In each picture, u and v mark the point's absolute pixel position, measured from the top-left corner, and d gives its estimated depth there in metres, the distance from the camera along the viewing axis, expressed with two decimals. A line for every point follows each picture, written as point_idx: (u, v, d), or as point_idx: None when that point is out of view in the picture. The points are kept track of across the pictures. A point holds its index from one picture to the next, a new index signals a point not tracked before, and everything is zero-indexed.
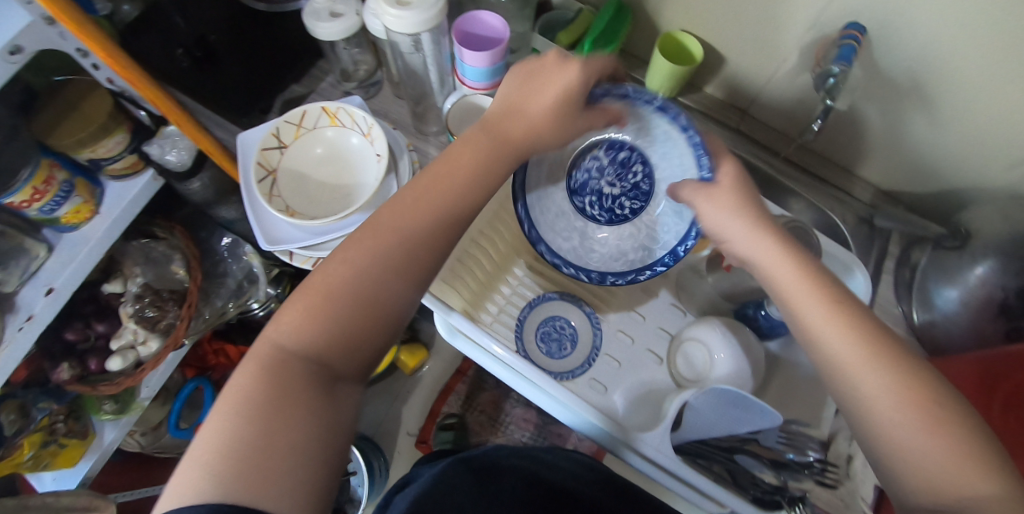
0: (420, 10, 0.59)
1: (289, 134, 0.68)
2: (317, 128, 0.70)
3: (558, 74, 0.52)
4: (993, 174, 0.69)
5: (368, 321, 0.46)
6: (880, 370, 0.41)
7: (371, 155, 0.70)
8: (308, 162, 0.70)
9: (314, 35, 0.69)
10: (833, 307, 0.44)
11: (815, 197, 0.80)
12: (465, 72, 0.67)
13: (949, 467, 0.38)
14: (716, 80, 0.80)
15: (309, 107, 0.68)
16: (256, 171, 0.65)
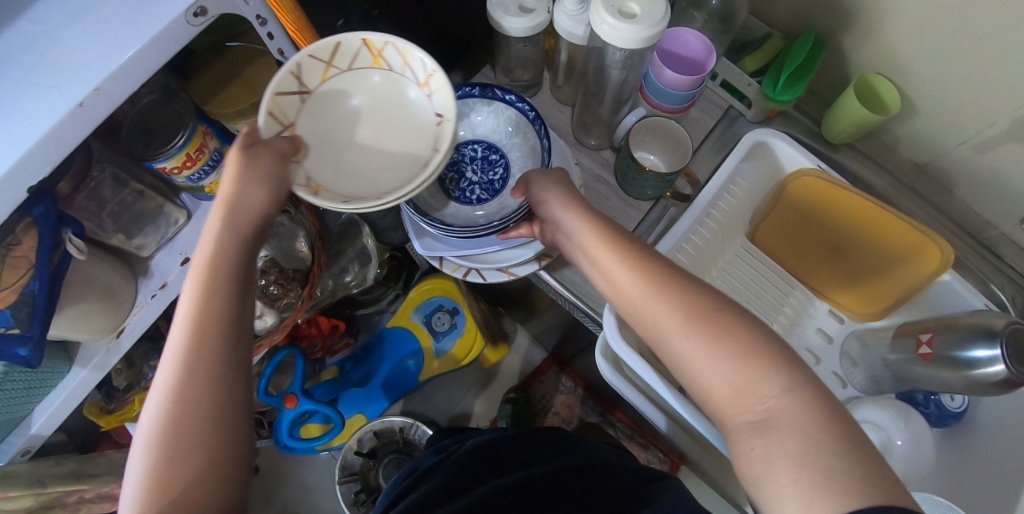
0: (650, 20, 0.54)
1: (314, 73, 0.49)
2: (353, 67, 0.50)
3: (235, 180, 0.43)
4: None
5: (219, 442, 0.39)
6: (650, 303, 0.42)
7: (423, 121, 0.52)
8: (340, 109, 0.52)
9: (498, 28, 0.63)
10: (622, 250, 0.45)
11: (989, 274, 0.73)
12: (658, 91, 0.63)
13: (734, 380, 0.38)
14: (901, 131, 0.74)
15: (343, 38, 0.48)
16: (266, 123, 0.46)
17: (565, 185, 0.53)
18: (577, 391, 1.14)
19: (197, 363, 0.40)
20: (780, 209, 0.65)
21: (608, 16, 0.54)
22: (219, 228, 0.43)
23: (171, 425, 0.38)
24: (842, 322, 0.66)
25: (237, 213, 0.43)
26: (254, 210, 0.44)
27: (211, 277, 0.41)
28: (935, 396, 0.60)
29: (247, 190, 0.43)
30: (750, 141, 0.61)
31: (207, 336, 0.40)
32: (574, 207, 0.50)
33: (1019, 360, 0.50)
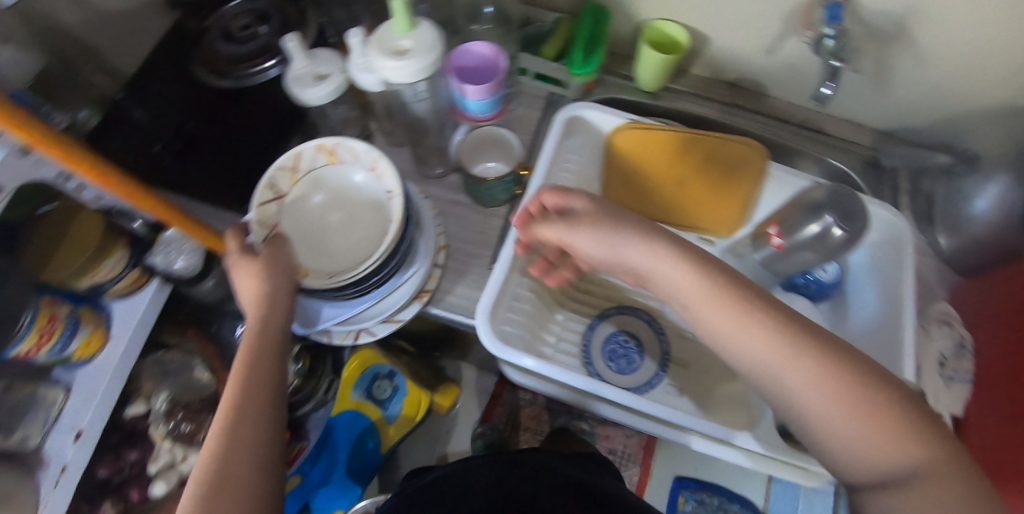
0: (426, 52, 0.57)
1: (285, 181, 0.61)
2: (315, 169, 0.62)
3: (262, 269, 0.54)
4: (986, 94, 0.72)
5: (255, 490, 0.47)
6: (743, 338, 0.42)
7: (377, 195, 0.62)
8: (312, 205, 0.63)
9: (302, 103, 0.66)
10: (732, 294, 0.44)
11: (823, 152, 0.82)
12: (466, 106, 0.65)
13: (859, 435, 0.38)
14: (704, 60, 0.81)
15: (302, 149, 0.61)
16: (255, 232, 0.58)
17: (611, 213, 0.49)
18: (537, 399, 1.16)
19: (240, 413, 0.49)
20: (616, 167, 0.66)
21: (388, 58, 0.56)
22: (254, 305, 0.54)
23: (216, 464, 0.47)
24: (714, 245, 0.69)
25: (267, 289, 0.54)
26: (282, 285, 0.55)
27: (257, 345, 0.53)
28: (812, 275, 0.65)
29: (272, 274, 0.54)
30: (563, 118, 0.63)
31: (248, 400, 0.50)
32: (600, 242, 0.49)
33: (846, 219, 0.55)
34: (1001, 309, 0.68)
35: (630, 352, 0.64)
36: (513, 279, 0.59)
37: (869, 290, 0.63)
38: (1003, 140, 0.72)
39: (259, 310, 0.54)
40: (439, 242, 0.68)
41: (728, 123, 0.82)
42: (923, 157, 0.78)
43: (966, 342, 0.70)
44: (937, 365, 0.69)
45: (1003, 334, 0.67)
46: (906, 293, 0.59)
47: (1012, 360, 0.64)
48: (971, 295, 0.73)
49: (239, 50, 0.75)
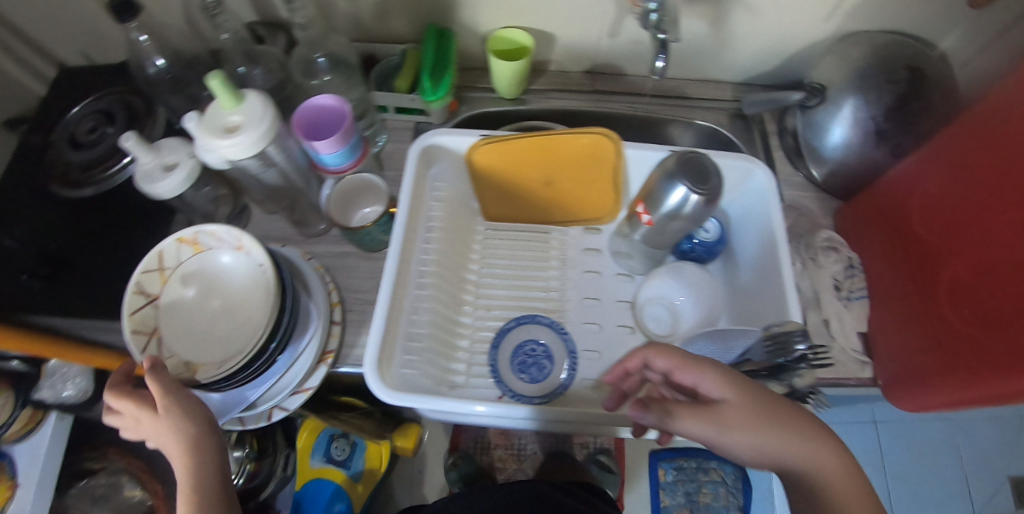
0: (259, 121, 0.56)
1: (155, 282, 0.60)
2: (183, 262, 0.61)
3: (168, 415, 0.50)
4: (817, 25, 0.77)
5: None
6: (823, 461, 0.46)
7: (251, 271, 0.61)
8: (191, 298, 0.62)
9: (157, 198, 0.64)
10: (796, 425, 0.46)
11: (690, 115, 0.85)
12: (324, 161, 0.65)
13: None
14: (556, 55, 0.82)
15: (162, 247, 0.60)
16: (132, 340, 0.57)
17: (762, 412, 0.46)
18: None
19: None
20: (486, 182, 0.67)
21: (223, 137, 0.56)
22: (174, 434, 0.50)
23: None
24: (601, 232, 0.71)
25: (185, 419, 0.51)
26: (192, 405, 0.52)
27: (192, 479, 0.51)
28: (695, 238, 0.67)
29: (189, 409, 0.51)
30: (417, 150, 0.62)
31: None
32: (722, 380, 0.47)
33: (699, 182, 0.55)
34: (879, 224, 0.71)
35: (539, 359, 0.64)
36: (403, 320, 0.58)
37: (748, 238, 0.66)
38: (841, 66, 0.76)
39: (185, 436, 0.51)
40: (333, 300, 0.68)
41: (602, 109, 0.84)
42: (780, 99, 0.80)
43: (856, 261, 0.74)
44: (833, 290, 0.72)
45: (885, 246, 0.70)
46: (779, 234, 0.61)
47: (899, 268, 0.68)
48: (849, 214, 0.76)
49: (91, 155, 0.72)
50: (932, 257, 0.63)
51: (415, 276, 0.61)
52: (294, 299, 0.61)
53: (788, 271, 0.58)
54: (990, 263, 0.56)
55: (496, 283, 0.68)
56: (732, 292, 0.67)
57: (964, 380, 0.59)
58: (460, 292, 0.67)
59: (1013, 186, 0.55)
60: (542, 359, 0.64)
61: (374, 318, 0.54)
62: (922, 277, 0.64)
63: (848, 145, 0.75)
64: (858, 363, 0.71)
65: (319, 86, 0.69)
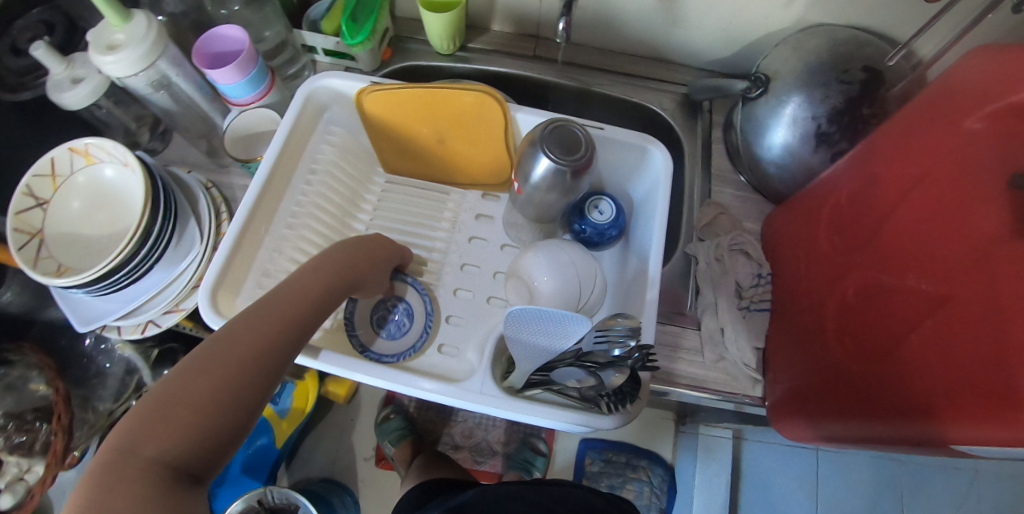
0: (148, 38, 0.57)
1: (45, 187, 0.62)
2: (76, 171, 0.63)
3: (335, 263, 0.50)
4: (777, 13, 0.71)
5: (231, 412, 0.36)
6: None
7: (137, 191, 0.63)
8: (83, 207, 0.64)
9: (64, 107, 0.66)
10: None
11: (633, 95, 0.80)
12: (226, 92, 0.66)
13: None
14: (497, 15, 0.79)
15: (53, 154, 0.62)
16: (12, 238, 0.59)
17: None
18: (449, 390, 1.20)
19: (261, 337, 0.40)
20: (378, 131, 0.65)
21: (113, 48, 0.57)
22: (315, 266, 0.49)
23: (242, 369, 0.38)
24: (499, 200, 0.69)
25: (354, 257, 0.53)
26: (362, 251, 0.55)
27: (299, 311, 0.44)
28: (586, 219, 0.63)
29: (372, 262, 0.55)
30: (306, 91, 0.61)
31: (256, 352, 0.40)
32: None
33: (564, 153, 0.52)
34: (793, 234, 0.66)
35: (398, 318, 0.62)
36: (258, 255, 0.58)
37: (640, 226, 0.63)
38: (792, 58, 0.70)
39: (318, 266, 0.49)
40: (221, 229, 0.69)
41: (563, 79, 0.81)
42: (725, 87, 0.75)
43: (765, 272, 0.69)
44: (734, 297, 0.68)
45: (792, 256, 0.65)
46: (657, 227, 0.58)
47: (802, 281, 0.63)
48: (774, 218, 0.71)
49: (23, 60, 0.74)
50: (831, 274, 0.58)
51: (285, 214, 0.61)
52: (173, 225, 0.62)
53: (654, 265, 0.56)
54: (885, 286, 0.51)
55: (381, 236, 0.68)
56: (619, 280, 0.64)
57: (844, 411, 0.55)
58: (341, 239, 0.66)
59: (918, 203, 0.49)
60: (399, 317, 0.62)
61: (217, 248, 0.54)
62: (821, 294, 0.59)
63: (785, 144, 0.70)
64: (750, 378, 0.67)
65: (233, 17, 0.69)
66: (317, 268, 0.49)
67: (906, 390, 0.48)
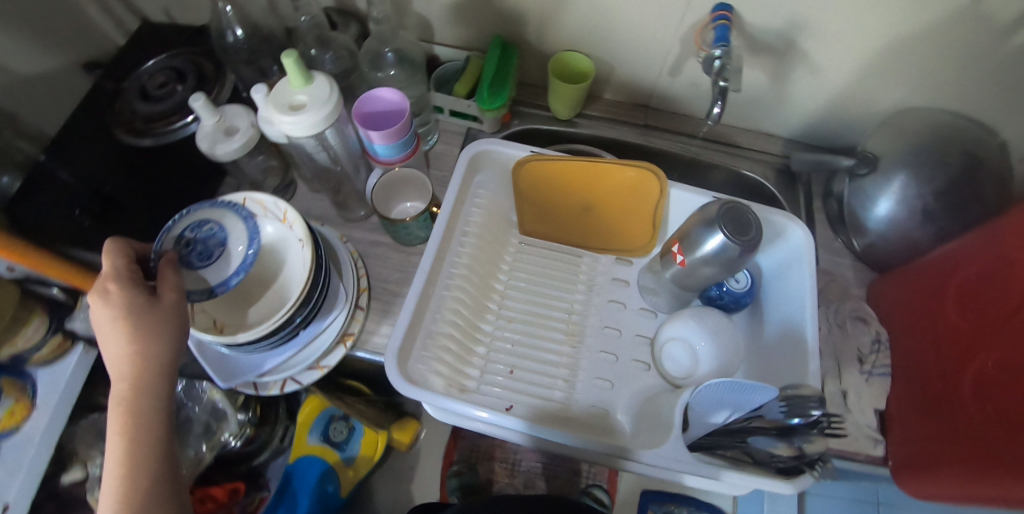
0: (314, 111, 0.60)
1: None
2: None
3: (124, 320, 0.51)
4: (878, 98, 0.78)
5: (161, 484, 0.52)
6: None
7: (291, 246, 0.63)
8: None
9: (214, 157, 0.67)
10: None
11: (734, 164, 0.86)
12: (375, 150, 0.68)
13: None
14: (613, 86, 0.85)
15: (211, 205, 0.63)
16: None
17: None
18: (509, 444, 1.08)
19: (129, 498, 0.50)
20: (528, 197, 0.68)
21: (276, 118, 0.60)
22: (130, 378, 0.52)
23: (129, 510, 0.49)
24: (632, 264, 0.71)
25: (145, 348, 0.52)
26: (126, 323, 0.51)
27: (141, 382, 0.52)
28: (725, 287, 0.67)
29: (144, 338, 0.51)
30: (468, 156, 0.65)
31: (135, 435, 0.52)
32: None
33: (738, 232, 0.57)
34: (912, 305, 0.71)
35: (209, 244, 0.59)
36: (424, 314, 0.60)
37: (778, 295, 0.67)
38: (896, 140, 0.76)
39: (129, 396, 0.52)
40: (361, 285, 0.69)
41: (672, 147, 0.86)
42: (830, 162, 0.80)
43: (883, 337, 0.73)
44: (856, 362, 0.72)
45: (912, 325, 0.70)
46: (809, 298, 0.62)
47: (929, 350, 0.67)
48: (883, 288, 0.76)
49: (157, 108, 0.75)
50: (970, 349, 0.61)
51: (445, 276, 0.63)
52: (327, 281, 0.64)
53: (813, 336, 0.59)
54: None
55: (523, 297, 0.69)
56: (753, 346, 0.67)
57: (977, 476, 0.57)
58: (485, 298, 0.68)
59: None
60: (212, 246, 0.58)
61: (401, 314, 0.57)
62: (953, 363, 0.63)
63: (893, 218, 0.75)
64: (871, 440, 0.70)
65: (385, 78, 0.74)
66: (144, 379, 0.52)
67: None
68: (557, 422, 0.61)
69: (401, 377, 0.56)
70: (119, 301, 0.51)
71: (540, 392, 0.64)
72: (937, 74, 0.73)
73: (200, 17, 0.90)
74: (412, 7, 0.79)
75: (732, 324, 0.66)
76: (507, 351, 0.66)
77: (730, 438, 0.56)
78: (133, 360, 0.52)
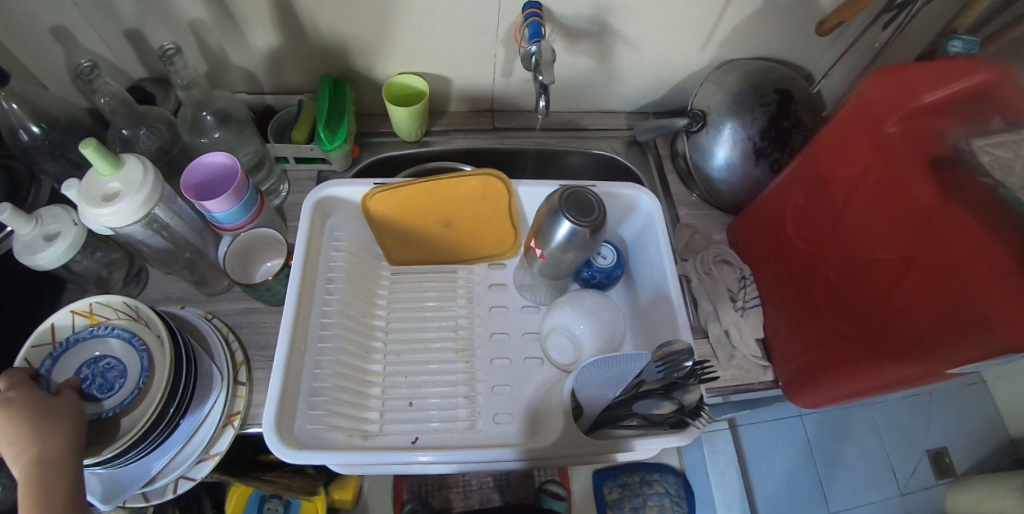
0: (131, 197, 0.56)
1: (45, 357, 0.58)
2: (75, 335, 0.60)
3: (12, 427, 0.49)
4: (694, 58, 0.85)
5: None
6: None
7: None
8: None
9: (37, 267, 0.62)
10: None
11: (588, 146, 0.90)
12: (214, 220, 0.65)
13: None
14: (454, 98, 0.86)
15: (54, 319, 0.59)
16: None
17: None
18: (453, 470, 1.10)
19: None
20: (385, 228, 0.68)
21: (82, 213, 0.56)
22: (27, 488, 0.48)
23: None
24: (505, 266, 0.73)
25: (36, 439, 0.48)
26: (19, 425, 0.49)
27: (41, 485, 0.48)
28: (592, 265, 0.70)
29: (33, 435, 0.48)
30: (312, 203, 0.63)
31: None
32: None
33: (581, 215, 0.59)
34: (763, 238, 0.77)
35: (111, 376, 0.56)
36: (303, 373, 0.58)
37: (642, 261, 0.70)
38: (717, 92, 0.82)
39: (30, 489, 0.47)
40: (237, 360, 0.67)
41: (525, 143, 0.88)
42: (667, 125, 0.85)
43: (747, 273, 0.79)
44: (728, 301, 0.77)
45: (767, 255, 0.76)
46: (665, 257, 0.66)
47: (784, 274, 0.73)
48: (738, 228, 0.82)
49: None
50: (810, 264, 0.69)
51: (317, 329, 0.61)
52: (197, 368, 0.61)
53: (676, 294, 0.63)
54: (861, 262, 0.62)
55: (407, 326, 0.68)
56: (633, 314, 0.70)
57: (856, 373, 0.62)
58: (368, 339, 0.66)
59: None
60: (118, 378, 0.56)
61: (271, 379, 0.54)
62: (806, 280, 0.70)
63: (730, 163, 0.81)
64: (759, 368, 0.76)
65: (210, 143, 0.70)
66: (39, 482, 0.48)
67: (903, 337, 0.57)
68: (464, 441, 0.61)
69: (288, 446, 0.53)
70: (28, 399, 0.50)
71: (444, 416, 0.64)
72: (734, 27, 0.80)
73: None
74: (228, 62, 0.76)
75: (609, 299, 0.70)
76: (402, 384, 0.65)
77: (625, 407, 0.58)
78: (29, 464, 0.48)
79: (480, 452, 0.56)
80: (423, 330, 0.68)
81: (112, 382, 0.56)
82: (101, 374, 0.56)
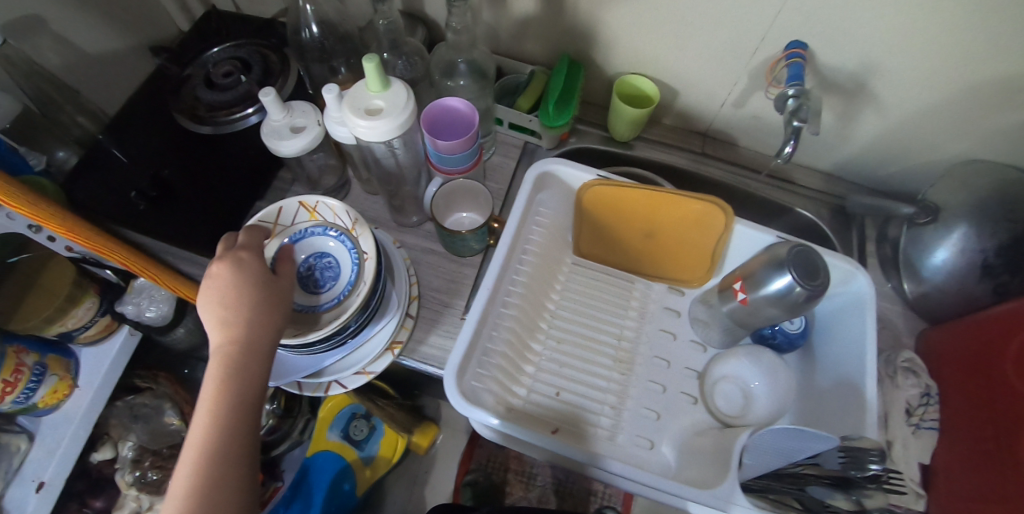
0: (389, 117, 0.58)
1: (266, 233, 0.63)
2: (295, 223, 0.64)
3: (228, 295, 0.50)
4: (945, 146, 0.77)
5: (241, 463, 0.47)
6: None
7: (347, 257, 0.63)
8: None
9: (277, 153, 0.67)
10: None
11: (789, 202, 0.85)
12: (438, 159, 0.67)
13: None
14: (674, 111, 0.84)
15: (284, 204, 0.63)
16: None
17: None
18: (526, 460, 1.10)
19: (217, 475, 0.46)
20: (589, 220, 0.68)
21: (342, 118, 0.60)
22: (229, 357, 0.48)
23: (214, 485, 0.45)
24: (683, 295, 0.70)
25: (250, 317, 0.50)
26: (239, 295, 0.50)
27: (240, 361, 0.49)
28: (779, 326, 0.67)
29: (242, 306, 0.50)
30: (534, 175, 0.65)
31: (230, 407, 0.48)
32: None
33: (807, 277, 0.56)
34: (964, 358, 0.69)
35: (328, 276, 0.62)
36: (482, 330, 0.59)
37: (834, 340, 0.65)
38: (962, 191, 0.74)
39: (230, 361, 0.48)
40: (412, 293, 0.69)
41: (727, 178, 0.85)
42: (888, 208, 0.79)
43: (932, 391, 0.72)
44: (903, 413, 0.71)
45: (962, 378, 0.69)
46: (868, 345, 0.61)
47: (978, 405, 0.66)
48: (936, 339, 0.75)
49: (224, 97, 0.75)
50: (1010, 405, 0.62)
51: (503, 295, 0.62)
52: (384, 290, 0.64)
53: (873, 391, 0.58)
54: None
55: (574, 318, 0.68)
56: (805, 391, 0.66)
57: None
58: (537, 317, 0.67)
59: None
60: (332, 280, 0.62)
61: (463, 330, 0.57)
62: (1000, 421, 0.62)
63: (950, 271, 0.74)
64: (913, 494, 0.69)
65: (451, 87, 0.73)
66: (239, 357, 0.49)
67: None
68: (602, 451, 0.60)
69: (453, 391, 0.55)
70: (243, 267, 0.52)
71: (588, 419, 0.63)
72: (1009, 129, 0.72)
73: (267, 8, 0.90)
74: (483, 17, 0.79)
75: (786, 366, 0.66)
76: (556, 373, 0.65)
77: (788, 479, 0.56)
78: (235, 335, 0.49)
79: (626, 469, 0.55)
80: (589, 328, 0.68)
81: (328, 281, 0.62)
82: (318, 268, 0.62)
